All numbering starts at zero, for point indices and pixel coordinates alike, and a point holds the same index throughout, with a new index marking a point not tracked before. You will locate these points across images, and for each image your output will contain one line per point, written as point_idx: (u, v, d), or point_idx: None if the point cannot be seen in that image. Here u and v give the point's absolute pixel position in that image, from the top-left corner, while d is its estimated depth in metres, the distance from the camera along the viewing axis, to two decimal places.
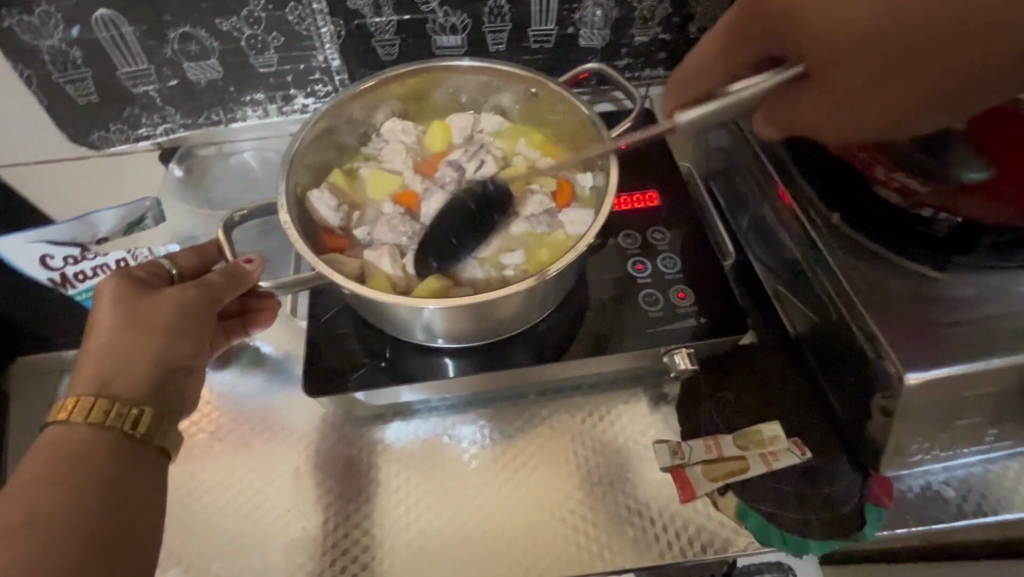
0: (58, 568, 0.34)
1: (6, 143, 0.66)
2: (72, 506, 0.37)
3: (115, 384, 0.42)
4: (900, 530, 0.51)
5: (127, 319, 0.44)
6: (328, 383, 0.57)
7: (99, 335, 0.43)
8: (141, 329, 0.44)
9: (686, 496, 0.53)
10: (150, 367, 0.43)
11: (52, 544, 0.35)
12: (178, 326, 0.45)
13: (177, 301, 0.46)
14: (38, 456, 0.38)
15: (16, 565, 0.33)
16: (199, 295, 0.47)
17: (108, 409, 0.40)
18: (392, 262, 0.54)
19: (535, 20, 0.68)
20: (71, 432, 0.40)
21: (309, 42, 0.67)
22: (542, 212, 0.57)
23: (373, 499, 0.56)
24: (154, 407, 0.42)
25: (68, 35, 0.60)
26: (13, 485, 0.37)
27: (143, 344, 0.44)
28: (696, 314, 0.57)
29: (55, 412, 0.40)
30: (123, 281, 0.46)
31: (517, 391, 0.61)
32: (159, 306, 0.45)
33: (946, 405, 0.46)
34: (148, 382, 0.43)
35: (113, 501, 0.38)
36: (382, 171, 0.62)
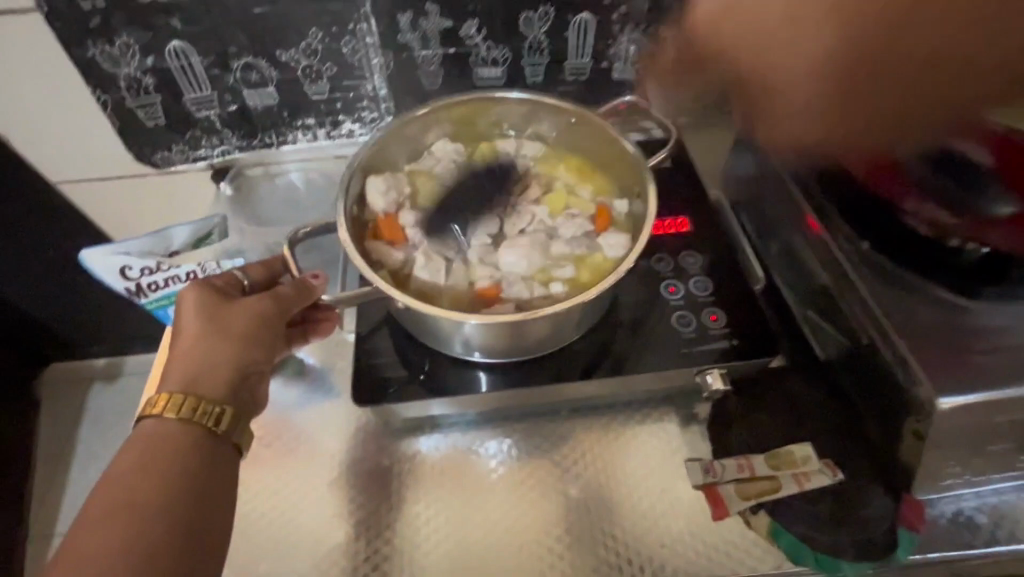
0: (150, 554, 0.37)
1: (91, 160, 0.75)
2: (166, 497, 0.39)
3: (201, 386, 0.44)
4: (933, 554, 0.51)
5: (208, 327, 0.47)
6: (372, 393, 0.59)
7: (186, 339, 0.46)
8: (221, 336, 0.46)
9: (718, 514, 0.55)
10: (231, 369, 0.46)
11: (145, 532, 0.37)
12: (255, 334, 0.48)
13: (252, 312, 0.49)
14: (134, 448, 0.41)
15: (115, 548, 0.36)
16: (272, 305, 0.49)
17: (196, 406, 0.43)
18: (442, 277, 0.56)
19: (572, 54, 0.73)
20: (163, 427, 0.42)
21: (360, 72, 0.71)
22: (580, 234, 0.60)
23: (411, 510, 0.58)
24: (235, 408, 0.45)
25: (143, 64, 0.66)
26: (113, 473, 0.40)
27: (224, 348, 0.46)
28: (728, 335, 0.59)
29: (149, 407, 0.43)
30: (201, 291, 0.49)
31: (551, 406, 0.63)
32: (239, 313, 0.48)
33: (978, 430, 0.47)
34: (228, 382, 0.45)
35: (201, 492, 0.41)
36: (435, 182, 0.64)
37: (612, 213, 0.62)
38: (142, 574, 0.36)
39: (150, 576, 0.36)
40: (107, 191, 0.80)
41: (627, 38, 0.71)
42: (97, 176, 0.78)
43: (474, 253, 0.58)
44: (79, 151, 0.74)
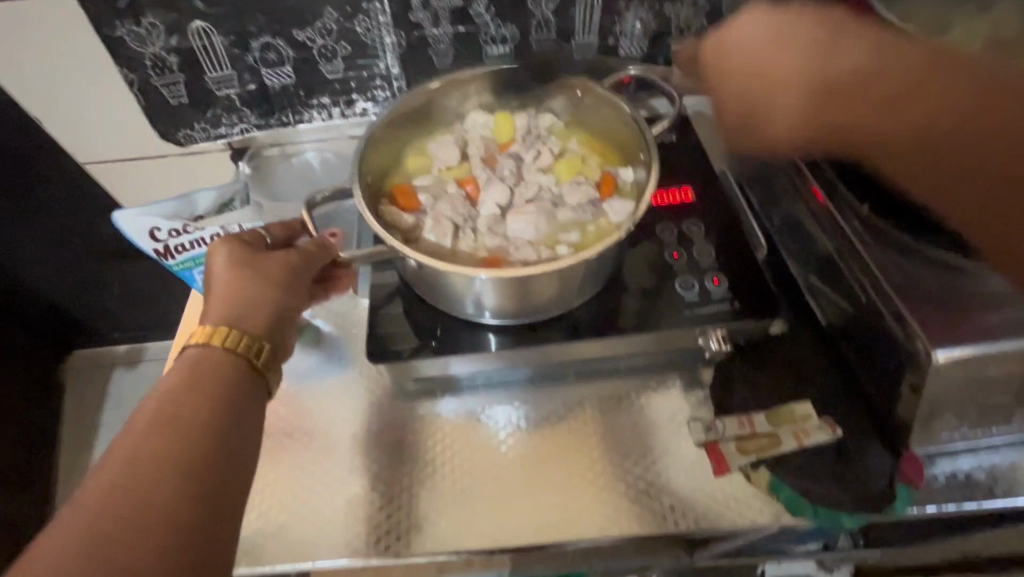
0: (195, 461, 0.37)
1: (113, 141, 0.79)
2: (210, 413, 0.40)
3: (241, 322, 0.46)
4: (930, 508, 0.52)
5: (245, 271, 0.49)
6: (386, 353, 0.62)
7: (226, 281, 0.48)
8: (258, 281, 0.49)
9: (720, 469, 0.56)
10: (269, 311, 0.48)
11: (191, 440, 0.38)
12: (290, 280, 0.50)
13: (286, 261, 0.51)
14: (179, 370, 0.42)
15: (162, 451, 0.37)
16: (302, 258, 0.52)
17: (238, 338, 0.45)
18: (450, 237, 0.59)
19: (579, 32, 0.74)
20: (207, 354, 0.43)
21: (373, 51, 0.74)
22: (586, 202, 0.61)
23: (423, 467, 0.60)
24: (275, 344, 0.47)
25: (168, 43, 0.69)
26: (160, 389, 0.40)
27: (263, 292, 0.48)
28: (730, 299, 0.61)
29: (195, 336, 0.44)
30: (234, 243, 0.51)
31: (558, 370, 0.65)
32: (275, 262, 0.50)
33: (975, 383, 0.48)
34: (266, 322, 0.47)
35: (242, 416, 0.41)
36: (449, 163, 0.65)
37: (617, 180, 0.64)
38: (187, 478, 0.36)
39: (195, 481, 0.36)
40: (141, 170, 0.83)
41: (633, 15, 0.73)
42: (117, 158, 0.81)
43: (483, 220, 0.60)
44: (103, 132, 0.78)
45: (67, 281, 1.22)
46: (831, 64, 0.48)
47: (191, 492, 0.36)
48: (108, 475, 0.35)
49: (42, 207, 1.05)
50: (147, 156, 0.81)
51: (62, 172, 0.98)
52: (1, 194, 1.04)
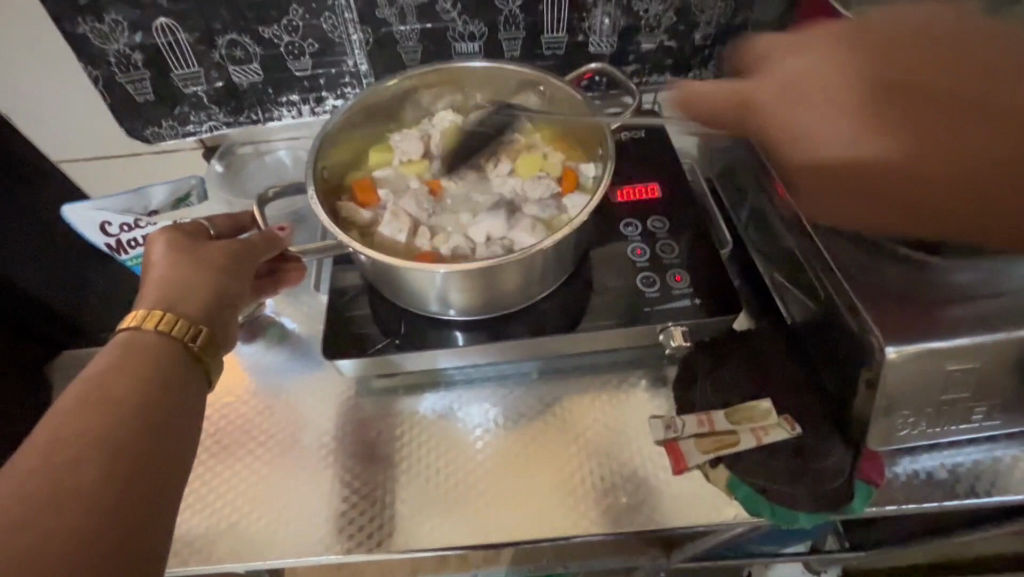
0: (123, 442, 0.36)
1: (79, 140, 0.78)
2: (141, 396, 0.39)
3: (178, 307, 0.45)
4: (889, 507, 0.52)
5: (184, 258, 0.48)
6: (349, 349, 0.62)
7: (162, 268, 0.48)
8: (197, 267, 0.48)
9: (679, 468, 0.55)
10: (208, 298, 0.47)
11: (120, 422, 0.37)
12: (231, 268, 0.50)
13: (228, 250, 0.51)
14: (110, 354, 0.41)
15: (87, 434, 0.36)
16: (244, 247, 0.52)
17: (175, 322, 0.44)
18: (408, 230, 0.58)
19: (548, 28, 0.74)
20: (140, 337, 0.43)
21: (340, 48, 0.73)
22: (548, 196, 0.61)
23: (385, 464, 0.60)
24: (214, 327, 0.46)
25: (132, 40, 0.69)
26: (89, 373, 0.40)
27: (202, 278, 0.48)
28: (693, 295, 0.61)
29: (128, 320, 0.43)
30: (173, 232, 0.50)
31: (523, 368, 0.65)
32: (215, 250, 0.50)
33: (931, 379, 0.47)
34: (205, 308, 0.47)
35: (176, 399, 0.41)
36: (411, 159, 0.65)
37: (579, 176, 0.63)
38: (112, 461, 0.35)
39: (121, 464, 0.36)
40: (110, 171, 0.82)
41: (601, 10, 0.73)
42: (84, 157, 0.80)
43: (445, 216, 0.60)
44: (69, 131, 0.77)
45: None
46: (817, 72, 0.52)
47: (121, 473, 0.35)
48: (28, 458, 0.34)
49: None
50: (116, 154, 0.80)
51: None
52: None
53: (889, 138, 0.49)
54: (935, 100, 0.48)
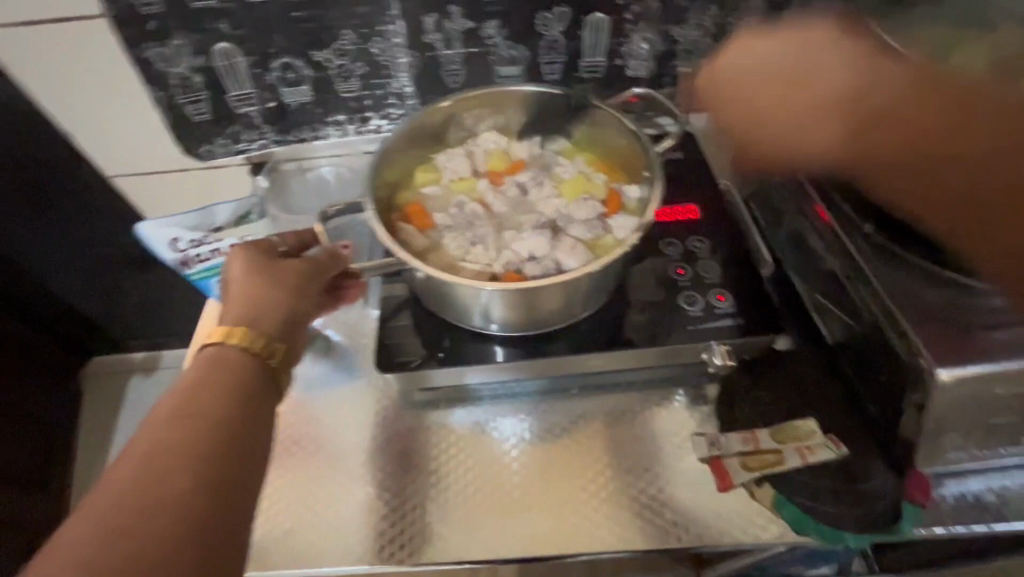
0: (211, 458, 0.39)
1: (142, 155, 0.83)
2: (224, 413, 0.42)
3: (256, 322, 0.48)
4: (938, 530, 0.52)
5: (259, 277, 0.51)
6: (396, 361, 0.64)
7: (239, 285, 0.51)
8: (271, 284, 0.51)
9: (723, 485, 0.56)
10: (281, 316, 0.50)
11: (207, 438, 0.40)
12: (301, 287, 0.53)
13: (298, 269, 0.53)
14: (195, 368, 0.44)
15: (178, 450, 0.38)
16: (313, 267, 0.54)
17: (253, 337, 0.47)
18: (460, 247, 0.61)
19: (587, 53, 0.77)
20: (224, 350, 0.46)
21: (387, 71, 0.76)
22: (593, 217, 0.62)
23: (429, 475, 0.61)
24: (287, 345, 0.49)
25: (193, 64, 0.72)
26: (178, 388, 0.43)
27: (275, 296, 0.50)
28: (735, 315, 0.62)
29: (213, 334, 0.46)
30: (248, 251, 0.54)
31: (562, 384, 0.66)
32: (287, 270, 0.53)
33: (981, 402, 0.48)
34: (279, 325, 0.49)
35: (254, 414, 0.43)
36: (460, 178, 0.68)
37: (622, 198, 0.64)
38: (202, 476, 0.38)
39: (211, 478, 0.38)
40: (169, 183, 0.87)
41: (640, 36, 0.75)
42: (146, 171, 0.85)
43: (492, 235, 0.61)
44: (133, 147, 0.82)
45: (88, 288, 1.26)
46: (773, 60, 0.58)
47: (210, 486, 0.38)
48: (129, 468, 0.37)
49: (68, 219, 1.10)
50: (174, 170, 0.85)
51: (87, 185, 1.02)
52: (29, 205, 1.07)
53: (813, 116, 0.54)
54: (938, 111, 0.46)
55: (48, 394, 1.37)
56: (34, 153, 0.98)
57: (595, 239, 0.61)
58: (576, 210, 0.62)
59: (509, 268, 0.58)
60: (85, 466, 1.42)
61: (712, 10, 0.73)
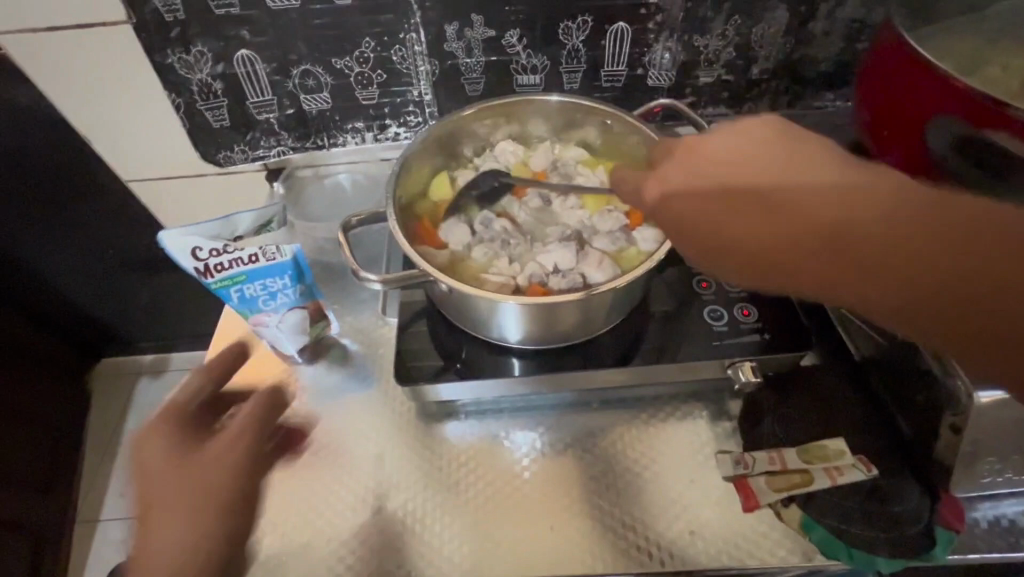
0: None
1: (160, 160, 0.83)
2: None
3: (166, 550, 0.42)
4: (972, 555, 0.50)
5: (177, 485, 0.44)
6: (414, 372, 0.63)
7: (166, 457, 0.46)
8: (189, 484, 0.44)
9: (749, 504, 0.55)
10: (207, 517, 0.43)
11: None
12: (233, 479, 0.45)
13: (224, 464, 0.46)
14: None
15: None
16: (244, 459, 0.46)
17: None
18: (483, 258, 0.60)
19: (608, 62, 0.76)
20: None
21: (407, 79, 0.76)
22: (616, 229, 0.61)
23: (447, 489, 0.60)
24: (222, 566, 0.42)
25: (214, 70, 0.72)
26: None
27: (194, 491, 0.44)
28: (760, 330, 0.61)
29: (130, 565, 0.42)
30: (162, 450, 0.46)
31: (582, 397, 0.65)
32: (210, 471, 0.45)
33: (1021, 425, 0.46)
34: (198, 528, 0.43)
35: None
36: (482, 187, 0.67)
37: None
38: None
39: None
40: (186, 189, 0.87)
41: (663, 46, 0.75)
42: (163, 176, 0.85)
43: (516, 247, 0.60)
44: (152, 152, 0.82)
45: (100, 290, 1.26)
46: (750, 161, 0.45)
47: None
48: None
49: (82, 222, 1.10)
50: (192, 175, 0.85)
51: (101, 188, 1.02)
52: (45, 208, 1.08)
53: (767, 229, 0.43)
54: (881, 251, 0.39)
55: (58, 396, 1.37)
56: (51, 155, 0.98)
57: (620, 250, 0.60)
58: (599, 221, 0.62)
59: (533, 280, 0.57)
60: (92, 468, 1.41)
61: (736, 20, 0.73)
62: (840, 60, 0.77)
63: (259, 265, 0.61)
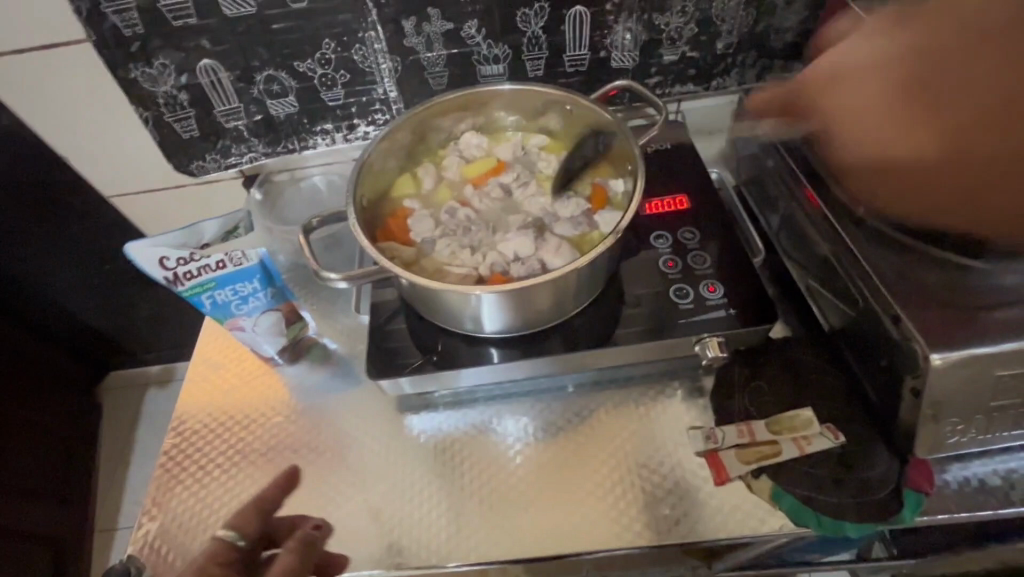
0: None
1: (136, 174, 0.84)
2: None
3: None
4: (942, 516, 0.51)
5: None
6: (391, 365, 0.64)
7: None
8: None
9: (721, 478, 0.56)
10: None
11: None
12: None
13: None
14: None
15: None
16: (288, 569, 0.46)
17: None
18: (448, 249, 0.60)
19: (570, 47, 0.76)
20: None
21: (371, 77, 0.76)
22: (578, 214, 0.62)
23: (427, 479, 0.61)
24: None
25: (178, 82, 0.73)
26: None
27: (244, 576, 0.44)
28: (727, 305, 0.61)
29: None
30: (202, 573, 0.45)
31: (557, 382, 0.66)
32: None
33: (980, 383, 0.47)
34: None
35: None
36: (446, 182, 0.68)
37: (609, 192, 0.63)
38: None
39: None
40: (165, 200, 0.88)
41: (623, 26, 0.74)
42: (143, 190, 0.87)
43: (481, 239, 0.60)
44: (127, 166, 0.83)
45: (97, 305, 1.28)
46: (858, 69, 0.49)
47: None
48: None
49: (72, 239, 1.12)
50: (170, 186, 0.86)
51: (88, 204, 1.04)
52: (36, 228, 1.10)
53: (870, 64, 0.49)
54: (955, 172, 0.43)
55: (68, 409, 1.40)
56: (35, 176, 1.00)
57: (584, 233, 0.60)
58: (561, 206, 0.62)
59: (495, 269, 0.58)
60: (107, 478, 1.45)
61: None
62: (804, 29, 0.76)
63: (227, 271, 0.62)
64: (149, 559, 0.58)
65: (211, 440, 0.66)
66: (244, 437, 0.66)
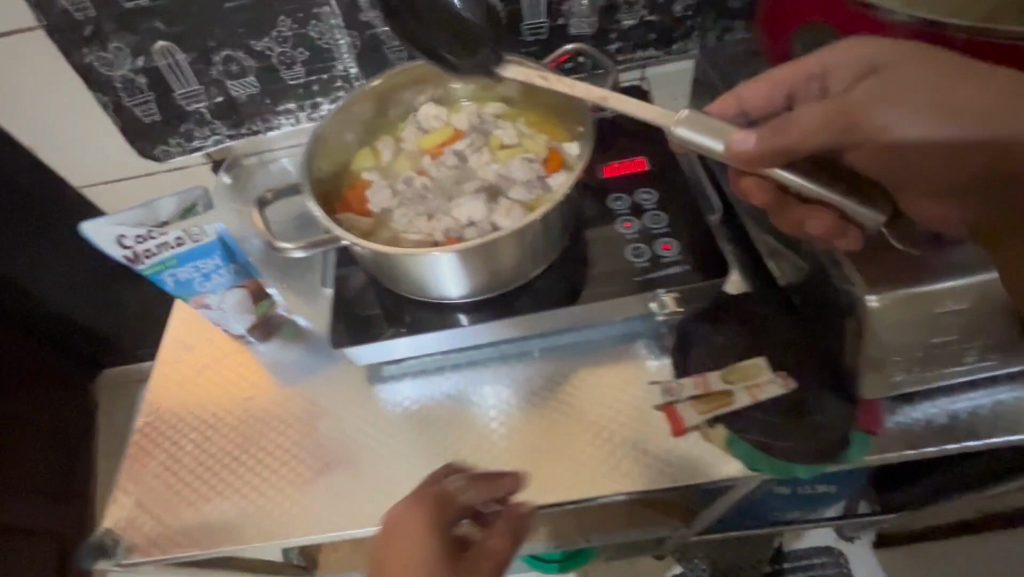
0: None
1: (103, 160, 0.85)
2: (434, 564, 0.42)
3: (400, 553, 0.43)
4: (885, 455, 0.53)
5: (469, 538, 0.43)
6: (356, 334, 0.64)
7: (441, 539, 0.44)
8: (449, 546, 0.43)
9: (677, 429, 0.58)
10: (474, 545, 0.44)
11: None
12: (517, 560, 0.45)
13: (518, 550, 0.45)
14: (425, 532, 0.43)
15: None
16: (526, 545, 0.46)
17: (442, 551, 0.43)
18: (405, 218, 0.61)
19: (527, 15, 0.76)
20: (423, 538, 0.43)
21: (330, 54, 0.76)
22: (533, 178, 0.62)
23: (397, 445, 0.63)
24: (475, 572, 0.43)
25: (135, 65, 0.73)
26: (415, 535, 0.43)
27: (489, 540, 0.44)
28: (682, 262, 0.62)
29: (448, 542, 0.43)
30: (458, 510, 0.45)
31: (522, 346, 0.67)
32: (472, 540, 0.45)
33: (916, 321, 0.48)
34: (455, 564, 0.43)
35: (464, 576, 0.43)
36: (404, 154, 0.68)
37: (563, 155, 0.64)
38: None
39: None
40: (134, 186, 0.89)
41: None
42: (111, 176, 0.87)
43: (437, 206, 0.61)
44: (93, 153, 0.83)
45: (83, 299, 1.29)
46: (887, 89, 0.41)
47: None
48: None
49: (52, 232, 1.13)
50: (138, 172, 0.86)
51: (63, 196, 1.04)
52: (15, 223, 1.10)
53: (960, 93, 0.39)
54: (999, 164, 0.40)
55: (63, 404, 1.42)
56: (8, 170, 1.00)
57: (537, 196, 0.61)
58: (515, 169, 0.62)
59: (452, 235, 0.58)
60: (106, 470, 1.48)
61: None
62: None
63: (187, 248, 0.63)
64: (126, 531, 0.60)
65: (186, 416, 0.67)
66: (218, 412, 0.67)
